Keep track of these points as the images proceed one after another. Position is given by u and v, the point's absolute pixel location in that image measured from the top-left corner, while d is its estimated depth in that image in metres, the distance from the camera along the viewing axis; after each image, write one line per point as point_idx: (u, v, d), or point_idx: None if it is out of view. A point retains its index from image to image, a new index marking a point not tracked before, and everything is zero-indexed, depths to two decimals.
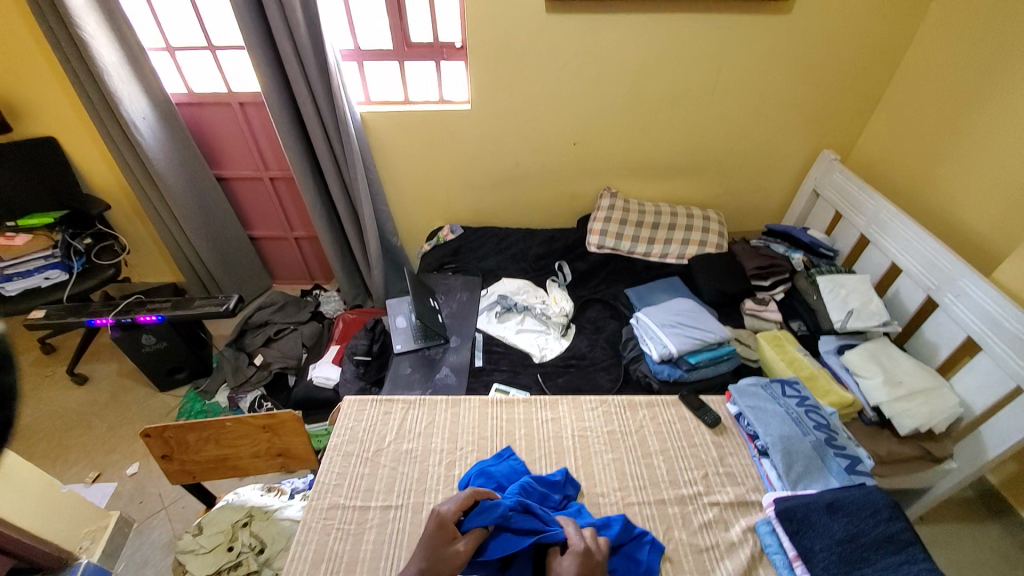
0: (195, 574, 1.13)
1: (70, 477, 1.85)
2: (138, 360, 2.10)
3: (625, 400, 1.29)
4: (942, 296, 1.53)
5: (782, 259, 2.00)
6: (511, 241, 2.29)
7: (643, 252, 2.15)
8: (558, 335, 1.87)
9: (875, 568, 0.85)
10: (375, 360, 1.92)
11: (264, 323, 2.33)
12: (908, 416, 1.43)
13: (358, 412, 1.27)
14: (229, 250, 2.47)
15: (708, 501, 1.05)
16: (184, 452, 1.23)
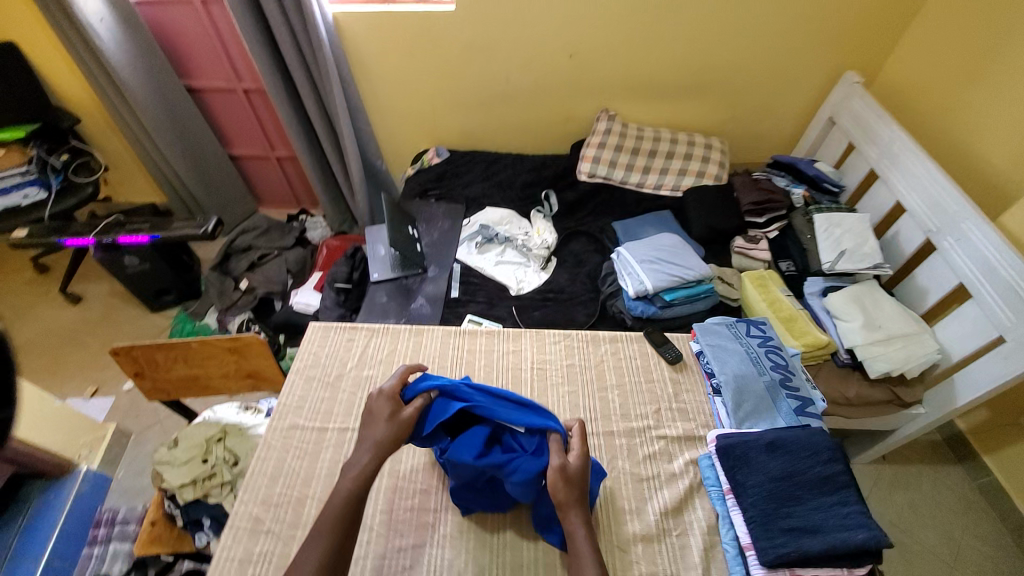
0: (173, 483, 1.23)
1: (71, 389, 1.97)
2: (125, 281, 2.13)
3: (588, 335, 1.29)
4: (942, 240, 1.44)
5: (781, 194, 1.88)
6: (499, 167, 2.16)
7: (636, 183, 2.03)
8: (538, 268, 1.83)
9: (807, 506, 0.86)
10: (355, 289, 1.88)
11: (248, 248, 2.32)
12: (882, 361, 1.41)
13: (322, 338, 1.29)
14: (208, 168, 2.37)
15: (657, 434, 1.08)
16: (154, 370, 1.30)
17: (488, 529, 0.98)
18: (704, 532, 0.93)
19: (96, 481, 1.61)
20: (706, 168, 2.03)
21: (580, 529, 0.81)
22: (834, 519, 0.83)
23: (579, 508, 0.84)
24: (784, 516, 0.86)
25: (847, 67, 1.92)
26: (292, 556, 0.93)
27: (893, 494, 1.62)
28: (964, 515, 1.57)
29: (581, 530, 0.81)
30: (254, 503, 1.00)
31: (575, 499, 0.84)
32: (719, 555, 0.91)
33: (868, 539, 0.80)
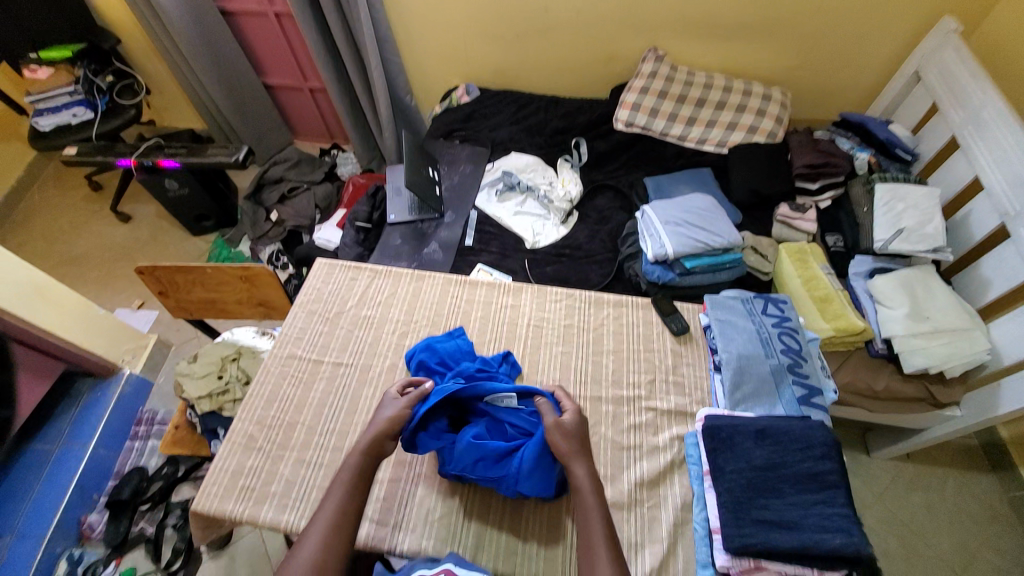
0: (192, 394, 1.32)
1: (121, 301, 2.15)
2: (167, 205, 2.23)
3: (592, 297, 1.23)
4: (1017, 227, 1.25)
5: (842, 157, 1.66)
6: (530, 110, 2.03)
7: (677, 135, 1.86)
8: (558, 222, 1.74)
9: (785, 501, 0.81)
10: (374, 230, 1.86)
11: (279, 180, 2.34)
12: (920, 355, 1.27)
13: (326, 275, 1.31)
14: (242, 95, 2.36)
15: (646, 405, 1.04)
16: (176, 290, 1.41)
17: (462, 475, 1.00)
18: (677, 508, 0.92)
19: (139, 384, 1.78)
20: (761, 122, 1.80)
21: (584, 477, 0.86)
22: (814, 518, 0.78)
23: (579, 458, 0.88)
24: (758, 507, 0.81)
25: (953, 6, 1.60)
26: (279, 474, 1.00)
27: (910, 494, 1.52)
28: (985, 526, 1.46)
29: (586, 477, 0.86)
30: (251, 422, 1.06)
31: (574, 448, 0.88)
32: (688, 532, 0.90)
33: (844, 544, 0.74)
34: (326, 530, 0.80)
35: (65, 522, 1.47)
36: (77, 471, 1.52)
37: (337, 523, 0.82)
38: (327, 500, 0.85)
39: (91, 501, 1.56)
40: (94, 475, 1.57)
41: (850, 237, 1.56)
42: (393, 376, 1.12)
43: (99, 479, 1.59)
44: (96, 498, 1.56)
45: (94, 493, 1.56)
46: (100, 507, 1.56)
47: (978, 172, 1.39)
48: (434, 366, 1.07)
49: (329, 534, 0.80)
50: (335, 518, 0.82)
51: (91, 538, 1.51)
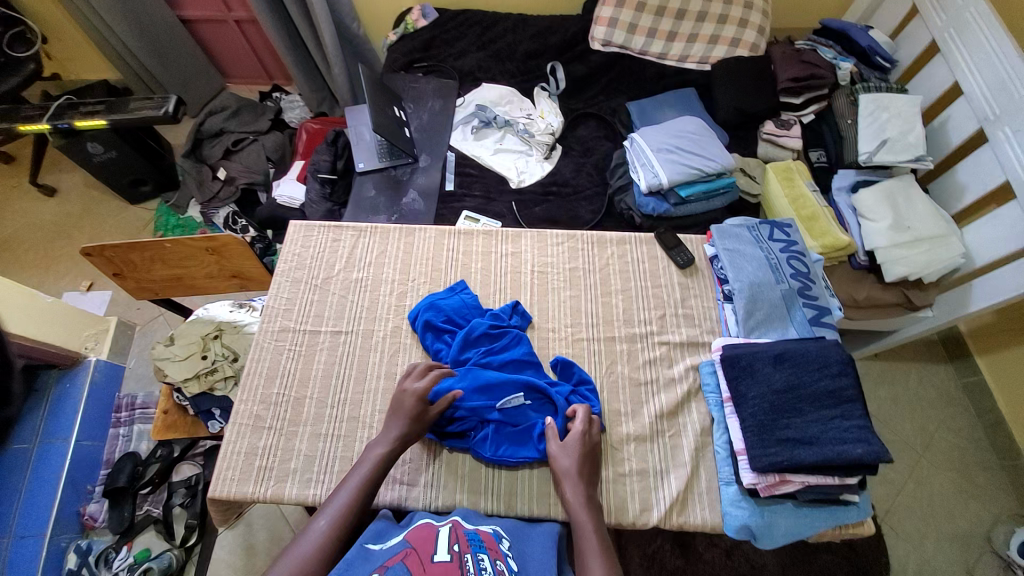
0: (176, 378, 1.23)
1: (66, 284, 1.93)
2: (93, 171, 1.95)
3: (594, 237, 1.20)
4: (996, 131, 1.27)
5: (826, 67, 1.60)
6: (497, 32, 1.83)
7: (658, 54, 1.74)
8: (541, 158, 1.64)
9: (805, 418, 0.86)
10: (341, 180, 1.69)
11: (220, 132, 2.06)
12: (901, 264, 1.32)
13: (305, 238, 1.20)
14: (156, 33, 2.02)
15: (658, 340, 1.06)
16: (133, 271, 1.27)
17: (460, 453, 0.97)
18: (696, 434, 0.96)
19: (110, 370, 1.65)
20: (744, 34, 1.70)
21: (577, 499, 0.83)
22: (832, 432, 0.83)
23: (578, 480, 0.85)
24: (781, 427, 0.85)
25: None
26: (296, 450, 0.96)
27: (879, 388, 1.68)
28: (941, 408, 1.64)
29: (579, 500, 0.83)
30: (253, 402, 1.00)
31: (575, 470, 0.86)
32: (709, 454, 0.95)
33: (865, 453, 0.80)
34: (334, 519, 0.78)
35: (63, 517, 1.40)
36: (63, 465, 1.43)
37: (351, 509, 0.80)
38: (345, 485, 0.83)
39: (87, 491, 1.48)
40: (83, 466, 1.48)
41: (834, 150, 1.57)
42: (399, 340, 1.07)
43: (90, 470, 1.51)
44: (91, 489, 1.49)
45: (87, 484, 1.48)
46: (98, 496, 1.49)
47: (958, 77, 1.39)
48: (442, 325, 1.04)
49: (341, 519, 0.79)
50: (346, 510, 0.80)
51: (95, 528, 1.46)
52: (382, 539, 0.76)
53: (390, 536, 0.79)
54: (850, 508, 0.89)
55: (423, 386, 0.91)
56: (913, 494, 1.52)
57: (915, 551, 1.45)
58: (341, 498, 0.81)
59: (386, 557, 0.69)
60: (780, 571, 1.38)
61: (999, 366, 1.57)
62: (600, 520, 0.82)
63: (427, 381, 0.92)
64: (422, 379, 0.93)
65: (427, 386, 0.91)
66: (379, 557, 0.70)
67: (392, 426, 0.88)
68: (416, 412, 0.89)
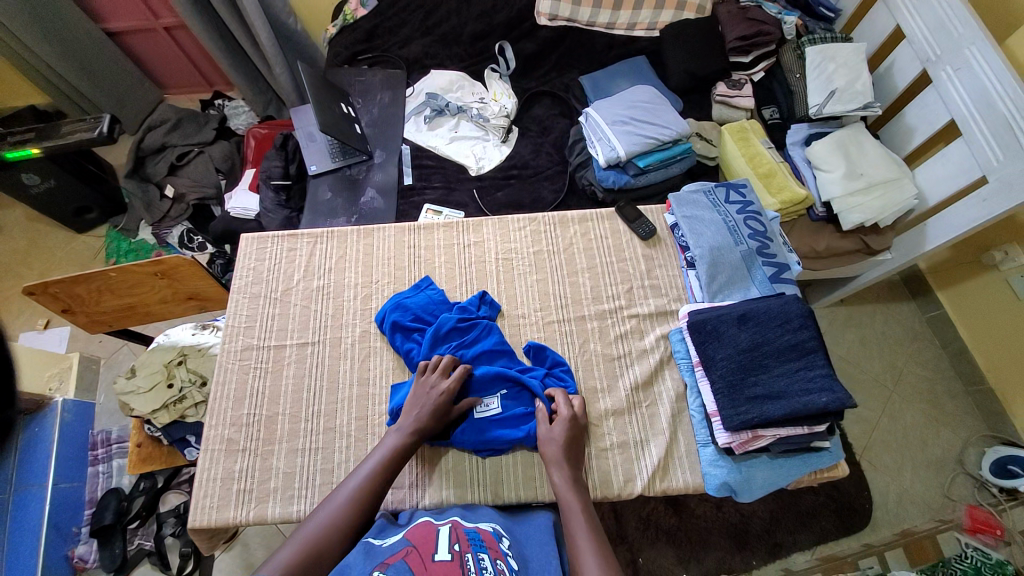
0: (144, 410, 1.19)
1: (21, 324, 1.84)
2: (32, 203, 1.85)
3: (556, 217, 1.19)
4: (938, 72, 1.30)
5: (772, 22, 1.60)
6: (440, 15, 1.77)
7: (606, 24, 1.72)
8: (498, 142, 1.61)
9: (772, 374, 0.88)
10: (296, 185, 1.63)
11: (162, 147, 1.97)
12: (857, 211, 1.35)
13: (259, 250, 1.16)
14: (81, 49, 1.90)
15: (628, 314, 1.06)
16: (83, 305, 1.22)
17: (441, 450, 0.96)
18: (672, 401, 0.98)
19: (79, 409, 1.58)
20: None
21: (563, 484, 0.83)
22: (798, 384, 0.85)
23: (564, 466, 0.85)
24: (751, 385, 0.88)
25: None
26: (274, 468, 0.94)
27: (848, 333, 1.73)
28: (908, 345, 1.71)
29: (565, 484, 0.83)
30: (225, 426, 0.98)
31: (559, 456, 0.85)
32: (686, 419, 0.97)
33: (830, 401, 0.82)
34: (350, 498, 0.79)
35: (52, 562, 1.36)
36: (43, 511, 1.38)
37: (362, 496, 0.80)
38: (359, 471, 0.83)
39: (72, 534, 1.44)
40: (65, 510, 1.43)
41: (786, 105, 1.58)
42: (369, 344, 1.05)
43: (73, 513, 1.46)
44: (77, 530, 1.45)
45: (72, 527, 1.44)
46: (85, 537, 1.45)
47: (899, 20, 1.40)
48: (410, 323, 1.02)
49: (352, 504, 0.78)
50: (363, 489, 0.80)
51: (87, 568, 1.42)
52: (384, 533, 0.76)
53: (392, 531, 0.79)
54: (823, 454, 0.92)
55: (448, 381, 0.92)
56: (888, 430, 1.59)
57: (893, 482, 1.52)
58: (357, 478, 0.82)
59: (388, 553, 0.69)
60: (769, 518, 1.44)
61: (958, 299, 1.64)
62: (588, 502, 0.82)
63: (452, 378, 0.92)
64: (447, 376, 0.93)
65: (453, 384, 0.91)
66: (382, 552, 0.69)
67: (413, 410, 0.89)
68: (440, 401, 0.89)
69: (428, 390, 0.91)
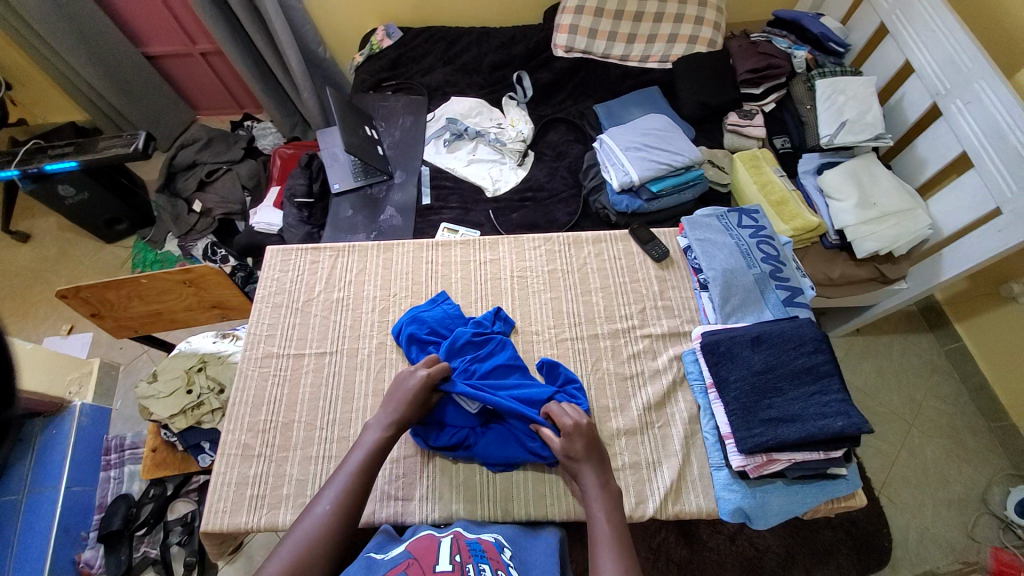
0: (162, 415, 1.21)
1: (46, 329, 1.90)
2: (66, 214, 1.93)
3: (570, 237, 1.21)
4: (948, 105, 1.32)
5: (782, 57, 1.66)
6: (462, 46, 1.87)
7: (621, 55, 1.79)
8: (515, 164, 1.66)
9: (786, 397, 0.88)
10: (319, 203, 1.70)
11: (193, 164, 2.06)
12: (871, 239, 1.36)
13: (283, 262, 1.20)
14: (122, 71, 2.02)
15: (641, 333, 1.07)
16: (111, 310, 1.26)
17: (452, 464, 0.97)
18: (686, 422, 0.97)
19: (95, 414, 1.61)
20: (701, 31, 1.75)
21: (592, 485, 0.84)
22: (813, 408, 0.85)
23: (591, 468, 0.86)
24: (764, 408, 0.87)
25: None
26: (287, 475, 0.95)
27: (863, 363, 1.71)
28: (926, 377, 1.68)
29: (593, 490, 0.84)
30: (242, 431, 1.00)
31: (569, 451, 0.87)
32: (699, 442, 0.96)
33: (845, 425, 0.82)
34: (334, 503, 0.78)
35: (58, 567, 1.36)
36: (55, 514, 1.39)
37: (347, 496, 0.79)
38: (341, 472, 0.83)
39: (81, 538, 1.44)
40: (75, 513, 1.44)
41: (797, 135, 1.62)
42: (385, 355, 1.07)
43: (83, 517, 1.47)
44: (84, 535, 1.45)
45: (81, 531, 1.45)
46: (92, 542, 1.46)
47: (908, 56, 1.44)
48: (426, 336, 1.04)
49: (338, 507, 0.78)
50: (346, 492, 0.80)
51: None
52: (386, 547, 0.77)
53: (392, 547, 0.79)
54: (840, 482, 0.91)
55: (428, 370, 0.93)
56: (907, 464, 1.55)
57: (914, 519, 1.47)
58: (340, 480, 0.81)
59: (389, 567, 0.69)
60: (784, 552, 1.40)
61: (977, 331, 1.61)
62: (615, 510, 0.82)
63: (432, 366, 0.94)
64: (427, 366, 0.94)
65: (433, 371, 0.93)
66: (382, 566, 0.70)
67: (393, 407, 0.90)
68: (418, 391, 0.91)
69: (406, 384, 0.92)
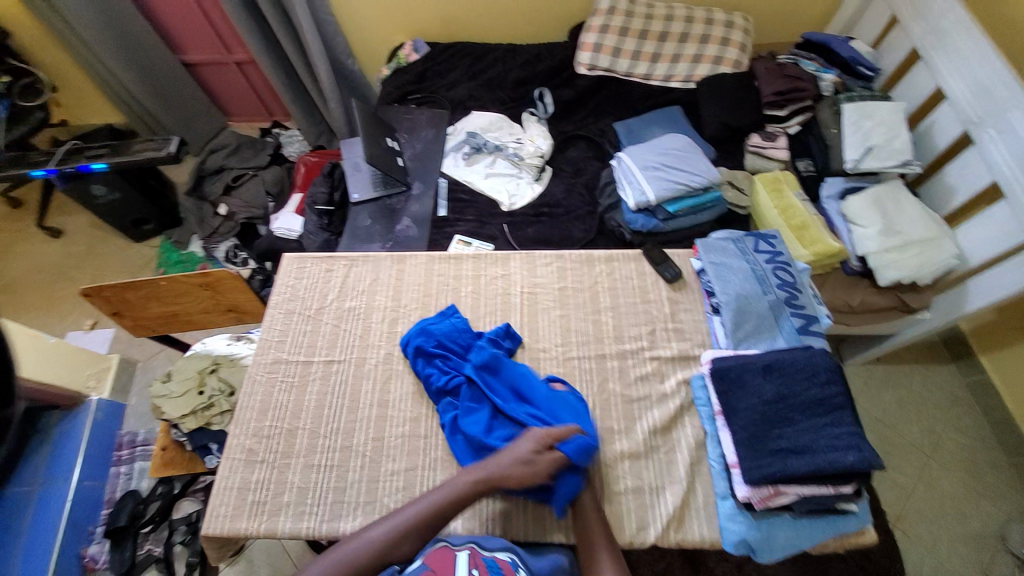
0: (173, 414, 1.24)
1: (72, 322, 1.98)
2: (99, 213, 2.01)
3: (582, 255, 1.21)
4: (980, 133, 1.28)
5: (808, 80, 1.64)
6: (486, 62, 1.90)
7: (643, 74, 1.79)
8: (531, 179, 1.67)
9: (797, 429, 0.85)
10: (338, 210, 1.74)
11: (220, 169, 2.14)
12: (894, 268, 1.32)
13: (299, 269, 1.22)
14: (160, 78, 2.12)
15: (650, 355, 1.05)
16: (132, 309, 1.30)
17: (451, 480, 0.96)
18: (692, 449, 0.95)
19: (110, 408, 1.66)
20: (725, 52, 1.75)
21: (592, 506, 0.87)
22: (824, 440, 0.82)
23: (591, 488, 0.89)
24: (774, 439, 0.84)
25: None
26: (289, 482, 0.96)
27: (886, 395, 1.64)
28: (953, 413, 1.60)
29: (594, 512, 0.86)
30: (247, 435, 1.01)
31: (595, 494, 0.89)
32: (706, 470, 0.93)
33: (857, 461, 0.79)
34: (390, 532, 0.80)
35: (65, 560, 1.38)
36: (64, 509, 1.42)
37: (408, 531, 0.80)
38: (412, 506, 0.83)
39: (87, 533, 1.47)
40: (84, 507, 1.47)
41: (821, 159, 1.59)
42: (391, 366, 1.08)
43: (91, 511, 1.50)
44: (92, 530, 1.48)
45: (88, 526, 1.48)
46: (99, 537, 1.49)
47: (939, 82, 1.40)
48: (433, 350, 1.05)
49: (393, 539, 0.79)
50: (405, 528, 0.80)
51: (96, 568, 1.44)
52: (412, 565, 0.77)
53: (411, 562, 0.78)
54: (849, 517, 0.87)
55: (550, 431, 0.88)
56: (924, 499, 1.47)
57: (936, 562, 1.39)
58: (406, 514, 0.82)
59: None
60: None
61: (1002, 366, 1.54)
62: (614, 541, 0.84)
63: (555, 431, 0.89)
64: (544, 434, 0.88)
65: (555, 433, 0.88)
66: None
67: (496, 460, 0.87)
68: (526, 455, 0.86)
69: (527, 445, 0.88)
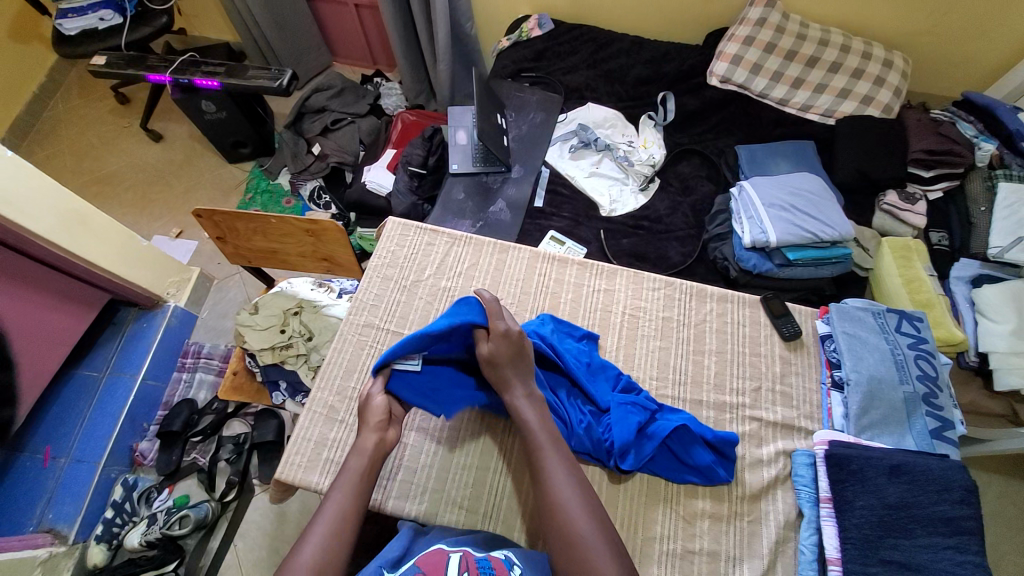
0: (254, 345, 1.26)
1: (159, 228, 2.07)
2: (204, 128, 2.05)
3: (693, 288, 1.14)
4: None
5: (965, 145, 1.48)
6: (610, 52, 1.79)
7: (779, 99, 1.64)
8: (637, 189, 1.58)
9: (914, 542, 0.81)
10: (430, 176, 1.73)
11: (321, 109, 2.13)
12: (1017, 375, 1.18)
13: (401, 236, 1.20)
14: (280, 7, 2.10)
15: (749, 415, 1.00)
16: (235, 238, 1.33)
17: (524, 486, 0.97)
18: (779, 525, 0.91)
19: (184, 318, 1.72)
20: (878, 93, 1.57)
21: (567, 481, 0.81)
22: (943, 564, 0.79)
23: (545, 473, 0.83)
24: (887, 547, 0.81)
25: None
26: None
27: None
28: None
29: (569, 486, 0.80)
30: (331, 392, 1.02)
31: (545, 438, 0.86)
32: (790, 551, 0.90)
33: None
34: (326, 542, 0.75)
35: (117, 450, 1.48)
36: (127, 401, 1.50)
37: (343, 516, 0.79)
38: (331, 499, 0.81)
39: (142, 428, 1.56)
40: (143, 405, 1.56)
41: (959, 236, 1.44)
42: None
43: (149, 408, 1.58)
44: (146, 426, 1.57)
45: (144, 422, 1.56)
46: (150, 435, 1.57)
47: None
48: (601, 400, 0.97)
49: (332, 530, 0.77)
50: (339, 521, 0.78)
51: (143, 465, 1.53)
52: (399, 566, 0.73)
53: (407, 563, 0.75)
54: None
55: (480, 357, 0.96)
56: None
57: None
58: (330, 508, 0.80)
59: None
60: None
61: None
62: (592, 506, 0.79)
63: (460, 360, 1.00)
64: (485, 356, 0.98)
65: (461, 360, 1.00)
66: None
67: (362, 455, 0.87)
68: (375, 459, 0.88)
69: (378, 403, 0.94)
